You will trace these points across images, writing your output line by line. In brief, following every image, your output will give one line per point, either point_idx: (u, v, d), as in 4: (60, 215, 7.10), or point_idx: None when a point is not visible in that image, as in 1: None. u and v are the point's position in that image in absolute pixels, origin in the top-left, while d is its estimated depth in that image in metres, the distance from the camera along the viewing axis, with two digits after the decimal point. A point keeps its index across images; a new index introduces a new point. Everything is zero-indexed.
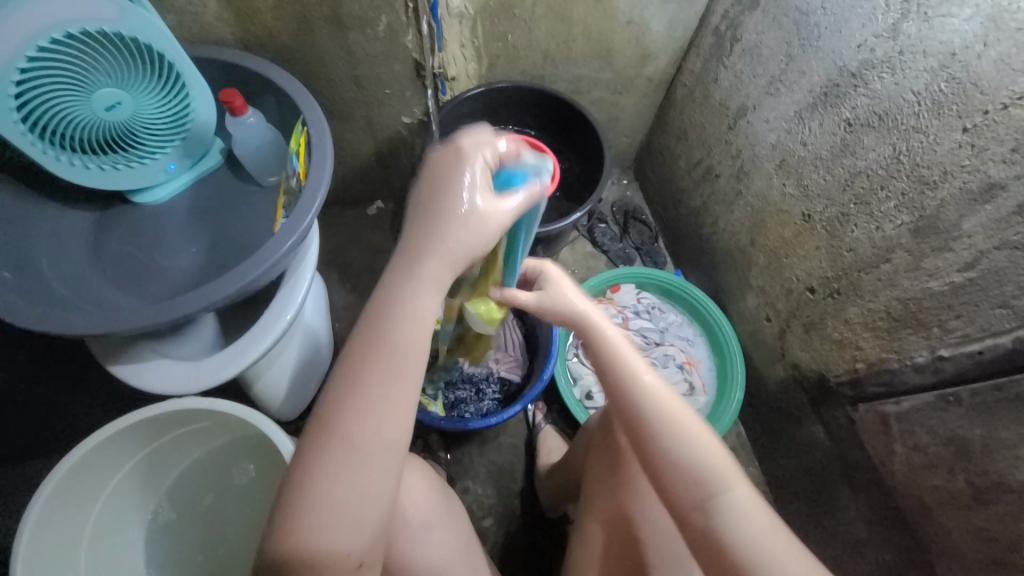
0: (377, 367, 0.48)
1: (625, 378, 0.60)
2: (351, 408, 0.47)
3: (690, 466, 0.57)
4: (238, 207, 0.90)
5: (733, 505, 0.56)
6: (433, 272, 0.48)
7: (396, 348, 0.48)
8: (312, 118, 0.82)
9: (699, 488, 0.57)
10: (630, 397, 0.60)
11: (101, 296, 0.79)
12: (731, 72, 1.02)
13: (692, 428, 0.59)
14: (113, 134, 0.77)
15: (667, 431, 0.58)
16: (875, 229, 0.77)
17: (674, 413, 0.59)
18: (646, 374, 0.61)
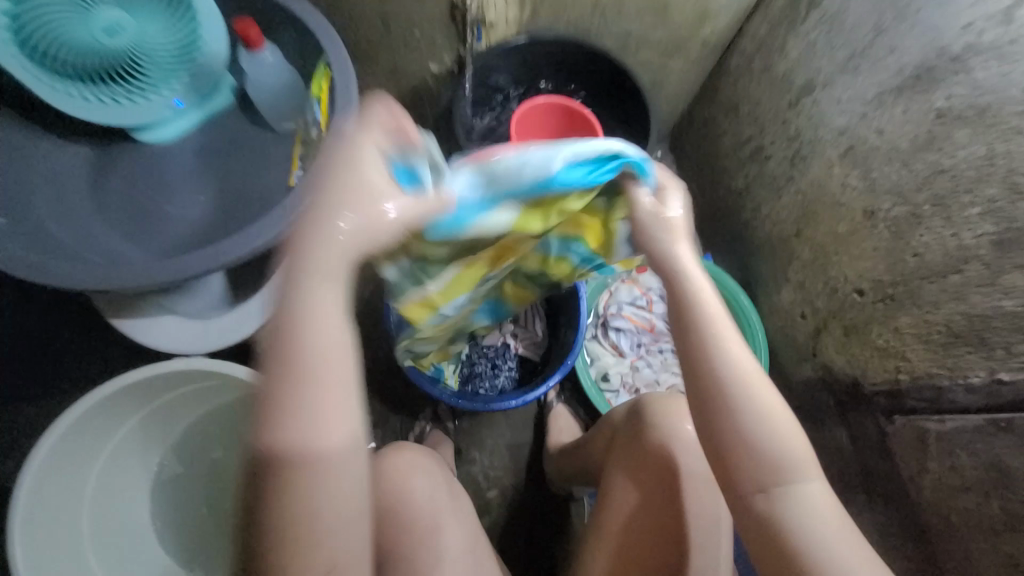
0: (293, 371, 0.44)
1: (715, 343, 0.53)
2: (290, 406, 0.44)
3: (769, 457, 0.51)
4: (248, 154, 0.82)
5: (803, 496, 0.50)
6: (332, 265, 0.45)
7: (308, 355, 0.44)
8: (335, 59, 0.72)
9: (775, 481, 0.51)
10: (710, 370, 0.52)
11: (103, 244, 0.74)
12: (802, 41, 0.91)
13: (781, 424, 0.51)
14: (114, 62, 0.70)
15: (747, 407, 0.51)
16: (949, 235, 0.70)
17: (762, 397, 0.52)
18: (737, 346, 0.53)
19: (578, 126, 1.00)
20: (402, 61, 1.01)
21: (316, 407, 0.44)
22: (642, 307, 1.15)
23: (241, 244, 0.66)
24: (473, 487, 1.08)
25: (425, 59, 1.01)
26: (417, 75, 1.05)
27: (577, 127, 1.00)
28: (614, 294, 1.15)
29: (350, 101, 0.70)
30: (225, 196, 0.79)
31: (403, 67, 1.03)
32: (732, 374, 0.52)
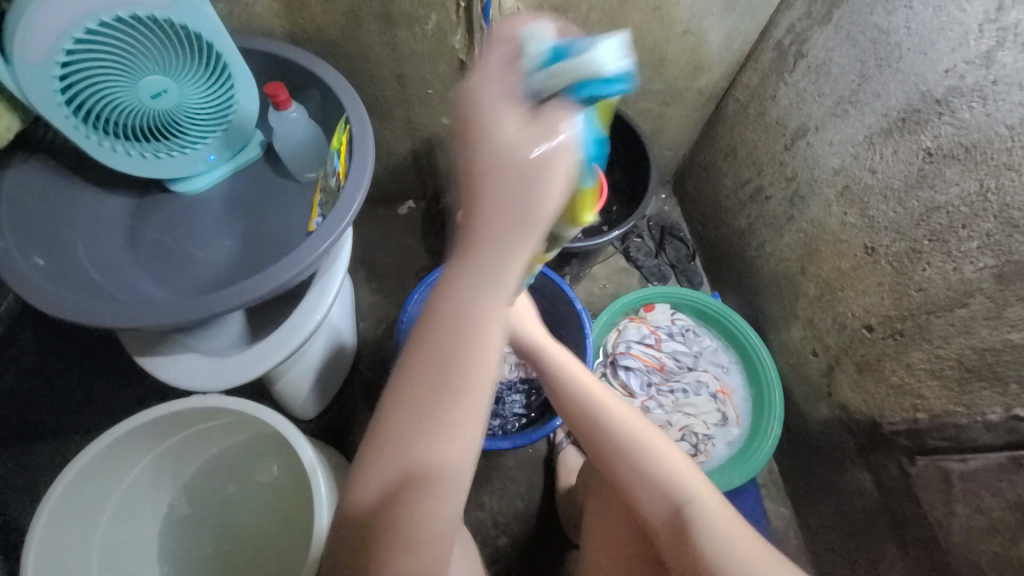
0: (442, 375, 0.43)
1: (597, 415, 0.70)
2: (428, 403, 0.44)
3: (654, 479, 0.64)
4: (274, 201, 0.88)
5: (709, 512, 0.60)
6: (504, 276, 0.39)
7: (460, 367, 0.43)
8: (354, 117, 0.80)
9: (671, 492, 0.63)
10: (596, 419, 0.70)
11: (136, 287, 0.77)
12: (792, 90, 0.96)
13: (659, 444, 0.66)
14: (158, 123, 0.76)
15: (633, 446, 0.66)
16: (951, 269, 0.71)
17: (636, 434, 0.68)
18: (615, 407, 0.70)
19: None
20: (416, 116, 1.09)
21: (457, 409, 0.44)
22: (650, 345, 1.15)
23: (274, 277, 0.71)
24: (482, 533, 1.04)
25: (437, 114, 1.09)
26: (430, 129, 1.13)
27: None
28: (622, 332, 1.18)
29: (367, 153, 0.77)
30: (250, 239, 0.84)
31: (417, 120, 1.11)
32: (608, 420, 0.69)
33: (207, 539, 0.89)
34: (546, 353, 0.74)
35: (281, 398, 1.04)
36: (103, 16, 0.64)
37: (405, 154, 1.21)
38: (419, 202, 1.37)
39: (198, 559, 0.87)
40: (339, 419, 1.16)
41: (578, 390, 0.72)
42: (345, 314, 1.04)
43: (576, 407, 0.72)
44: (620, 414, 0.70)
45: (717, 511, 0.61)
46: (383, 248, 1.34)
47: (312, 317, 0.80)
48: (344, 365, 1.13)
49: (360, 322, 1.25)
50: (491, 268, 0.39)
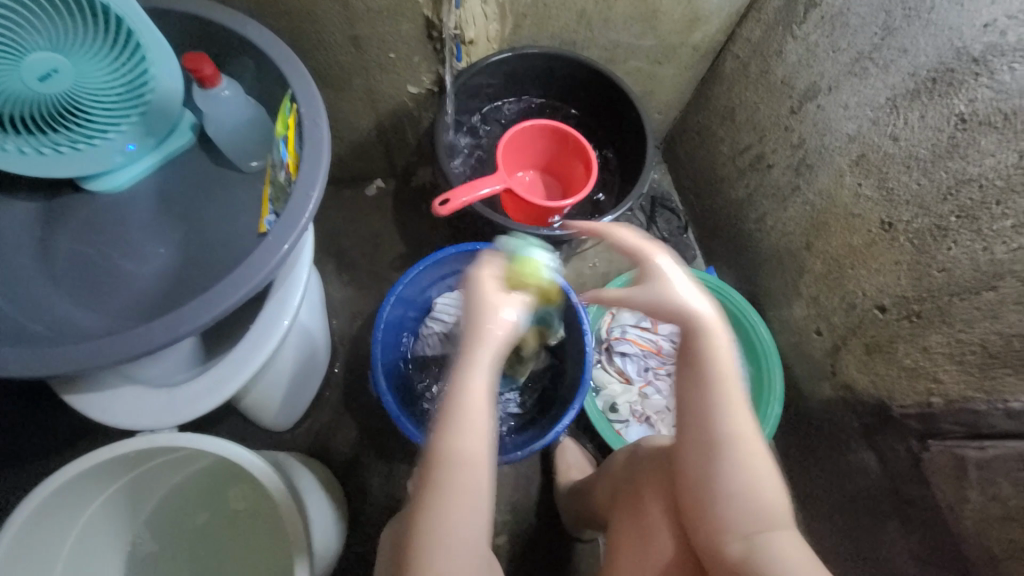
0: (466, 417, 0.55)
1: (708, 402, 0.59)
2: (459, 421, 0.55)
3: (740, 498, 0.56)
4: (214, 197, 0.74)
5: (779, 547, 0.53)
6: (484, 406, 0.56)
7: (470, 409, 0.55)
8: (303, 95, 0.66)
9: (754, 515, 0.55)
10: (708, 417, 0.58)
11: (54, 312, 0.65)
12: (802, 45, 0.86)
13: (751, 459, 0.57)
14: (51, 108, 0.61)
15: (729, 455, 0.57)
16: (980, 249, 0.66)
17: (740, 444, 0.57)
18: (734, 410, 0.58)
19: (567, 153, 0.99)
20: (378, 85, 0.95)
21: (475, 417, 0.55)
22: (646, 328, 1.10)
23: (222, 299, 0.59)
24: None
25: (402, 82, 0.95)
26: (395, 99, 0.99)
27: (567, 153, 1.00)
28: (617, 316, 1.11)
29: (321, 140, 0.65)
30: (190, 246, 0.72)
31: (379, 90, 0.96)
32: (721, 421, 0.58)
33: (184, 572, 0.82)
34: (701, 327, 0.59)
35: (251, 413, 0.95)
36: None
37: (369, 128, 1.06)
38: (388, 181, 1.24)
39: None
40: (318, 425, 1.07)
41: (700, 382, 0.59)
42: (315, 316, 0.94)
43: (694, 393, 0.59)
44: (736, 423, 0.58)
45: (796, 543, 0.54)
46: (351, 235, 1.21)
47: (271, 337, 0.69)
48: (319, 370, 1.03)
49: (333, 319, 1.15)
50: (477, 352, 0.56)
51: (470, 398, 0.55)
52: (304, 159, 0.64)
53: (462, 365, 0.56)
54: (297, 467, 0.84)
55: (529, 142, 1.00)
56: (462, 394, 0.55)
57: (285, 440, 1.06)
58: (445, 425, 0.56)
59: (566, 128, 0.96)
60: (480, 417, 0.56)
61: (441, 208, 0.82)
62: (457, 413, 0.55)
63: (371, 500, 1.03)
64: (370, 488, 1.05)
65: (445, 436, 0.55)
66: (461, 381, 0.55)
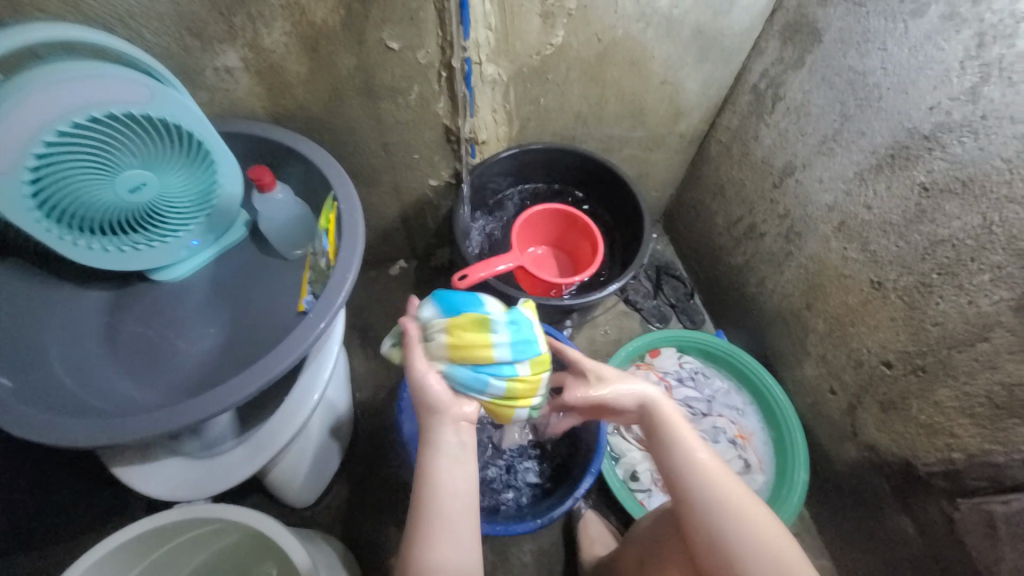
0: (437, 524, 0.62)
1: (685, 469, 0.64)
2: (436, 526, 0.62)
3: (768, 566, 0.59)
4: (259, 282, 0.85)
5: None
6: (457, 508, 0.63)
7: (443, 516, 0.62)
8: (343, 194, 0.78)
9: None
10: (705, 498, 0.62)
11: (114, 389, 0.72)
12: (774, 130, 0.98)
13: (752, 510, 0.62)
14: (134, 214, 0.74)
15: (727, 513, 0.61)
16: (966, 303, 0.69)
17: (737, 501, 0.62)
18: (728, 488, 0.63)
19: (575, 232, 1.09)
20: (403, 181, 1.09)
21: (451, 523, 0.63)
22: (661, 393, 1.12)
23: (266, 370, 0.66)
24: None
25: (424, 177, 1.09)
26: (418, 191, 1.13)
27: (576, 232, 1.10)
28: None
29: (356, 231, 0.75)
30: (237, 327, 0.80)
31: (404, 184, 1.10)
32: (716, 500, 0.62)
33: None
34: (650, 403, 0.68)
35: (275, 488, 0.97)
36: (73, 118, 0.61)
37: (394, 216, 1.19)
38: (410, 261, 1.35)
39: None
40: (339, 500, 1.08)
41: (693, 470, 0.64)
42: (341, 389, 0.99)
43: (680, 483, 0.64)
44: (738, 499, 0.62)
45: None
46: (376, 311, 1.30)
47: (304, 407, 0.75)
48: (343, 443, 1.06)
49: (357, 392, 1.20)
50: (440, 457, 0.63)
51: (439, 486, 0.63)
52: (342, 247, 0.74)
53: (429, 447, 0.64)
54: (318, 540, 0.85)
55: (539, 223, 1.10)
56: (435, 495, 0.63)
57: (306, 517, 1.06)
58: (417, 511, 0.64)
59: (570, 209, 1.06)
60: (454, 523, 0.63)
61: (461, 283, 0.91)
62: (429, 486, 0.63)
63: None
64: (389, 567, 1.02)
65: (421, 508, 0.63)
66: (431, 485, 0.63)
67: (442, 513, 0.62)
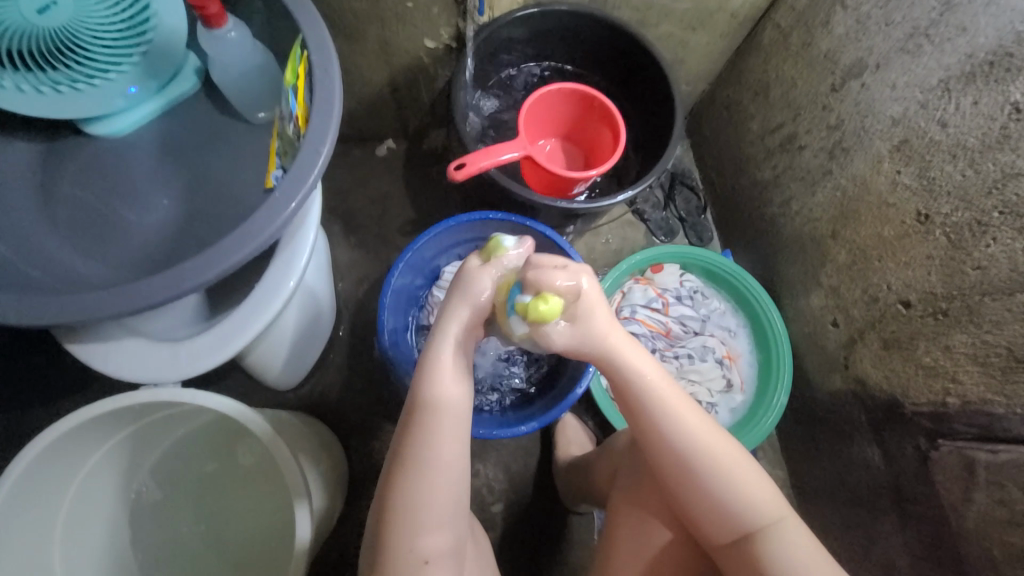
0: (437, 389, 0.58)
1: (670, 423, 0.59)
2: (432, 389, 0.58)
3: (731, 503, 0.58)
4: (218, 148, 0.71)
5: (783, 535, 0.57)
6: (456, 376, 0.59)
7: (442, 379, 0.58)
8: (315, 40, 0.61)
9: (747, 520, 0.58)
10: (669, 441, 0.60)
11: (57, 260, 0.63)
12: (851, 16, 0.80)
13: (735, 469, 0.59)
14: (52, 42, 0.58)
15: (709, 468, 0.59)
16: (1021, 248, 0.63)
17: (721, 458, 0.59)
18: (692, 426, 0.60)
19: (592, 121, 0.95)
20: (393, 38, 0.90)
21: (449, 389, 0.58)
22: (657, 309, 1.07)
23: (230, 254, 0.57)
24: (478, 500, 1.01)
25: (419, 35, 0.89)
26: (411, 53, 0.94)
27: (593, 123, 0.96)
28: (627, 294, 1.08)
29: (332, 92, 0.61)
30: (196, 199, 0.69)
31: (394, 42, 0.91)
32: (688, 440, 0.59)
33: (187, 517, 0.85)
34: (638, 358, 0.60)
35: (253, 370, 0.94)
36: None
37: (382, 84, 1.01)
38: (399, 141, 1.19)
39: (176, 539, 0.83)
40: (321, 387, 1.07)
41: (659, 412, 0.59)
42: (320, 277, 0.92)
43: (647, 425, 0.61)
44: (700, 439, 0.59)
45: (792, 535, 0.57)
46: (359, 196, 1.18)
47: (278, 296, 0.68)
48: (323, 332, 1.02)
49: (339, 281, 1.13)
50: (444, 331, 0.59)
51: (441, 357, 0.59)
52: (314, 110, 0.60)
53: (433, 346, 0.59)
54: (298, 425, 0.85)
55: (552, 105, 0.94)
56: (435, 362, 0.59)
57: (287, 399, 1.06)
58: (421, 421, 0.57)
59: (592, 93, 0.91)
60: (451, 388, 0.59)
61: (458, 173, 0.79)
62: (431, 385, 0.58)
63: (371, 462, 1.04)
64: (369, 449, 1.06)
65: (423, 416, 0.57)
66: (434, 351, 0.59)
67: (443, 419, 0.58)
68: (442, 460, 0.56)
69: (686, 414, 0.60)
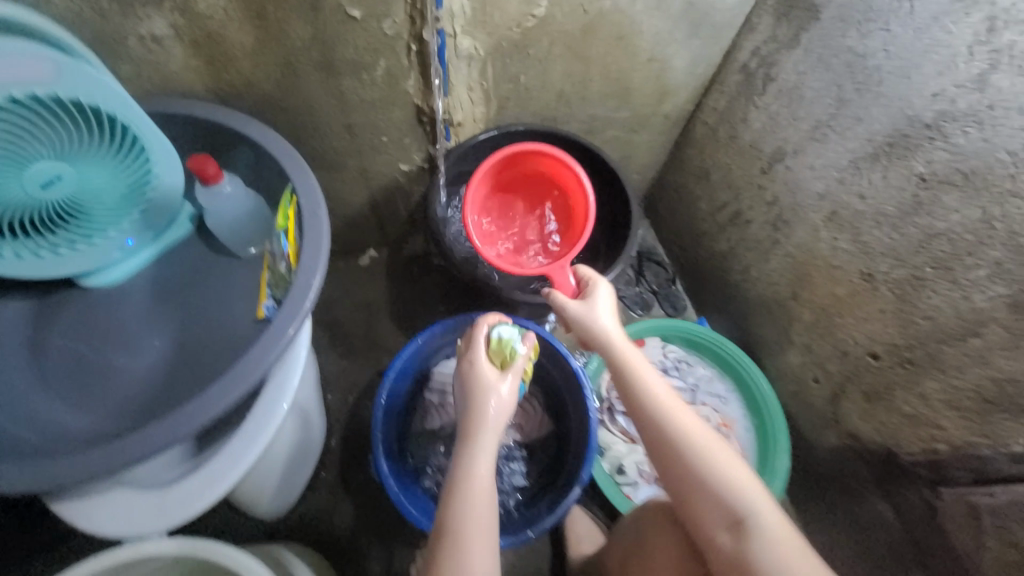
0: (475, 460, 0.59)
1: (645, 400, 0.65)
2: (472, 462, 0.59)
3: (721, 488, 0.61)
4: (208, 286, 0.75)
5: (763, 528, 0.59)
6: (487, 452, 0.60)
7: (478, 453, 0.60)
8: (303, 187, 0.69)
9: (731, 512, 0.60)
10: (661, 422, 0.63)
11: (43, 417, 0.63)
12: (764, 113, 0.94)
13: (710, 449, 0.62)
14: (52, 211, 0.63)
15: (684, 446, 0.63)
16: (960, 298, 0.69)
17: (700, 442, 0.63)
18: (680, 412, 0.64)
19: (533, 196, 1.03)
20: (371, 166, 0.99)
21: (479, 464, 0.59)
22: None
23: (224, 393, 0.58)
24: None
25: (394, 161, 1.00)
26: (388, 176, 1.03)
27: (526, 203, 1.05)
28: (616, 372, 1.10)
29: (321, 230, 0.66)
30: (186, 338, 0.71)
31: (372, 169, 1.01)
32: (667, 423, 0.63)
33: None
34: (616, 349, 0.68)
35: (241, 501, 0.90)
36: None
37: (362, 204, 1.10)
38: (380, 250, 1.26)
39: None
40: (315, 510, 1.02)
41: (640, 397, 0.65)
42: (311, 394, 0.92)
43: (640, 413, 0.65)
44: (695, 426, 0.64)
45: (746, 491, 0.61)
46: (344, 306, 1.22)
47: (267, 428, 0.67)
48: (314, 449, 0.99)
49: (329, 393, 1.12)
50: (482, 415, 0.61)
51: (480, 438, 0.60)
52: (304, 248, 0.65)
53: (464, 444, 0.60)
54: (292, 560, 0.80)
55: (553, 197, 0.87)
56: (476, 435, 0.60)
57: (277, 528, 1.00)
58: (454, 519, 0.56)
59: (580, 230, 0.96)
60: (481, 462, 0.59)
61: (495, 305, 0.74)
62: (462, 484, 0.58)
63: None
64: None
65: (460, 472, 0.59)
66: (472, 428, 0.61)
67: (473, 516, 0.56)
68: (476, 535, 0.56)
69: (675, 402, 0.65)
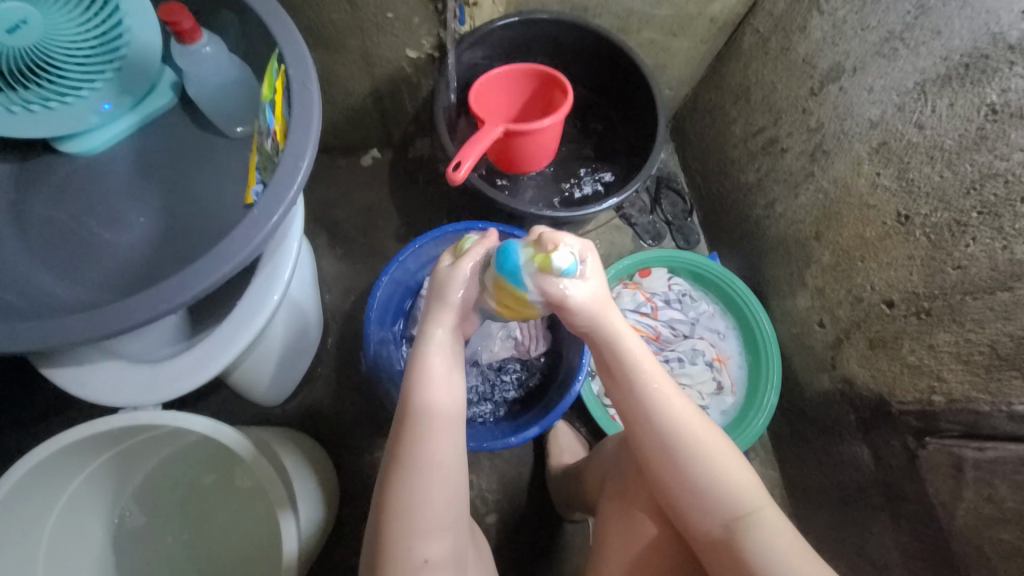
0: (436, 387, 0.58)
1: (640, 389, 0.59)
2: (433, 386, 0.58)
3: (714, 485, 0.56)
4: (195, 164, 0.70)
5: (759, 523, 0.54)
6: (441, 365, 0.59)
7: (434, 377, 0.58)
8: (291, 53, 0.61)
9: (727, 502, 0.55)
10: (654, 416, 0.58)
11: (30, 283, 0.62)
12: (828, 20, 0.82)
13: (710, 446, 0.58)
14: (17, 61, 0.57)
15: (678, 436, 0.58)
16: (1000, 247, 0.64)
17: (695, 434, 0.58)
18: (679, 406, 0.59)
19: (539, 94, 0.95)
20: (375, 48, 0.89)
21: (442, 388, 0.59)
22: (646, 313, 1.06)
23: (212, 270, 0.56)
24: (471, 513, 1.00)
25: (400, 45, 0.89)
26: (393, 63, 0.93)
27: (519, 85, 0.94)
28: (616, 299, 1.08)
29: (311, 105, 0.60)
30: (171, 217, 0.68)
31: (376, 53, 0.90)
32: (663, 413, 0.59)
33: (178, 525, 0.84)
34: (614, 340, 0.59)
35: (239, 387, 0.92)
36: None
37: (365, 94, 1.01)
38: (384, 151, 1.19)
39: (163, 547, 0.82)
40: (310, 401, 1.06)
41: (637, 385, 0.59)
42: (308, 292, 0.91)
43: (624, 397, 0.60)
44: (681, 409, 0.59)
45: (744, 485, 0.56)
46: (345, 207, 1.17)
47: (258, 316, 0.66)
48: (311, 346, 1.00)
49: (326, 294, 1.12)
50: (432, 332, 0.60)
51: (432, 359, 0.59)
52: (293, 124, 0.59)
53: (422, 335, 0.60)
54: (288, 442, 0.84)
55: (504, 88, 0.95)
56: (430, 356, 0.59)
57: (275, 414, 1.05)
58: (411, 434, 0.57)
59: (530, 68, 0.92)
60: (442, 380, 0.59)
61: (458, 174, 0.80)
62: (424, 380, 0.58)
63: (362, 477, 1.03)
64: (358, 465, 1.03)
65: (416, 424, 0.57)
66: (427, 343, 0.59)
67: (426, 431, 0.57)
68: (427, 451, 0.56)
69: (663, 382, 0.59)
